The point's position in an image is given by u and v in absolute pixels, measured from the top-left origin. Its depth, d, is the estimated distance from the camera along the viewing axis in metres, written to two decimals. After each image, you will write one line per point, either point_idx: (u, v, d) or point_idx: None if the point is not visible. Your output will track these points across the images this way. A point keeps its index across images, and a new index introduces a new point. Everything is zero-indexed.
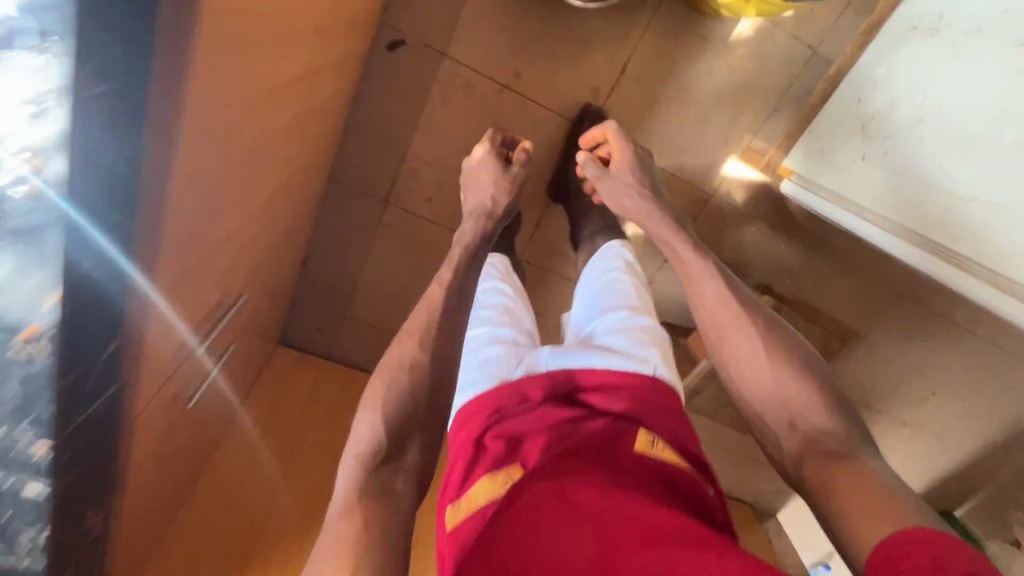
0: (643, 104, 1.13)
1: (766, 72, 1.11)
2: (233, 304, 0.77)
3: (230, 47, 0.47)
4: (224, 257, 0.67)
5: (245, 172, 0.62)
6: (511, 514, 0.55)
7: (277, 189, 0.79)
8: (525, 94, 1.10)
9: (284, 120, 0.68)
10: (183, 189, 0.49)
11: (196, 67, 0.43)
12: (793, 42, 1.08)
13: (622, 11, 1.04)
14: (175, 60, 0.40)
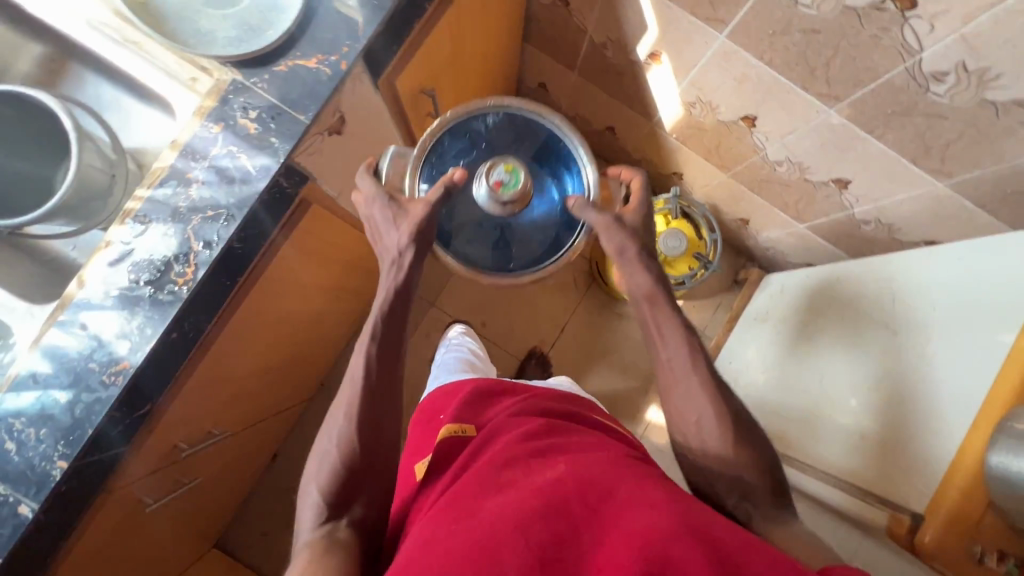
0: (579, 354, 1.46)
1: None
2: (210, 448, 0.88)
3: (307, 256, 0.81)
4: (233, 398, 0.85)
5: (274, 335, 0.86)
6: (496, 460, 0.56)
7: (287, 363, 1.02)
8: (489, 337, 1.46)
9: (309, 313, 0.97)
10: (247, 327, 0.74)
11: (291, 259, 0.75)
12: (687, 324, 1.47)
13: (566, 292, 1.48)
14: (284, 252, 0.72)
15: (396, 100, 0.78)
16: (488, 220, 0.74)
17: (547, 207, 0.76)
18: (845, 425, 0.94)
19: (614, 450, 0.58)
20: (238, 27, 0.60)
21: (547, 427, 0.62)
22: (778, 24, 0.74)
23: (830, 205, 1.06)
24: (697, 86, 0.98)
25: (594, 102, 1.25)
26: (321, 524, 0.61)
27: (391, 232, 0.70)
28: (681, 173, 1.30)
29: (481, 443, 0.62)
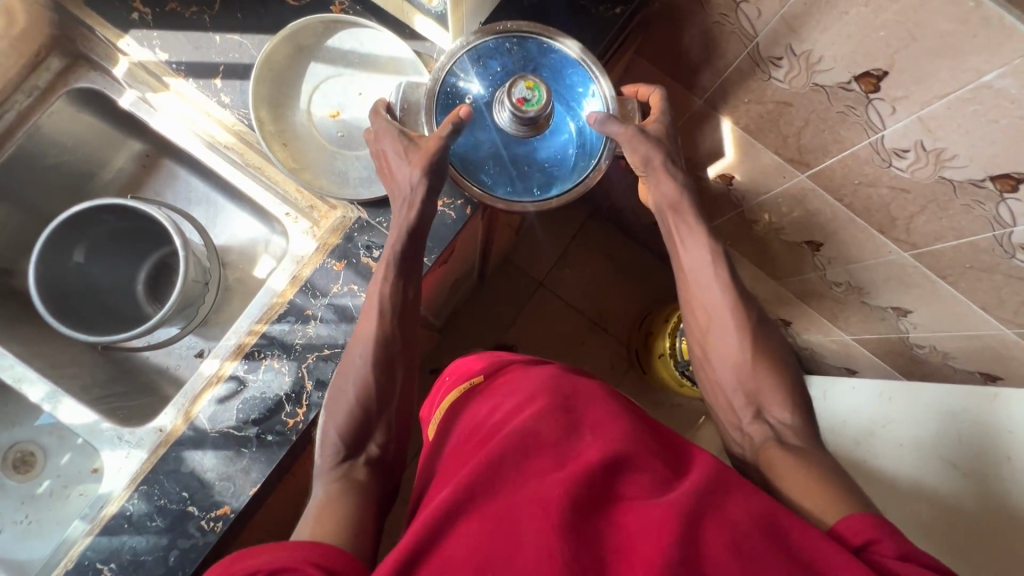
0: None
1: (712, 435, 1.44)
2: None
3: None
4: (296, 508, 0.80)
5: None
6: (512, 416, 0.53)
7: None
8: None
9: None
10: None
11: None
12: None
13: (606, 375, 1.46)
14: None
15: (494, 217, 0.78)
16: (502, 154, 0.63)
17: (570, 132, 0.65)
18: (915, 489, 0.92)
19: (629, 409, 0.57)
20: (370, 168, 0.63)
21: (565, 376, 0.59)
22: (866, 177, 0.77)
23: (883, 326, 1.08)
24: (765, 207, 1.01)
25: None
26: (337, 466, 0.51)
27: (403, 168, 0.57)
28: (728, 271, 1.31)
29: (494, 394, 0.59)
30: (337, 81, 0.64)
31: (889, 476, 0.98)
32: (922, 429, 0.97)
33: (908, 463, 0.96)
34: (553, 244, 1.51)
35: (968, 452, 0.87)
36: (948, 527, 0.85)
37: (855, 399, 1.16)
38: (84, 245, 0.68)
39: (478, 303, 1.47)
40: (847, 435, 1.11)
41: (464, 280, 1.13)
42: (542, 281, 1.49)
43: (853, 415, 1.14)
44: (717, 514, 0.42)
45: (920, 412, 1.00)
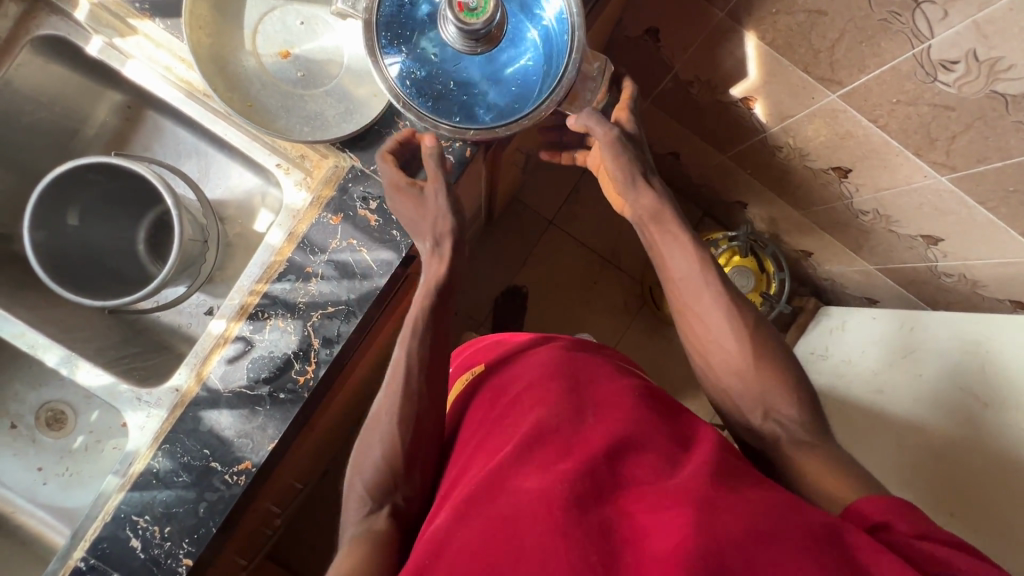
0: None
1: None
2: (290, 505, 0.86)
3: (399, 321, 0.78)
4: (317, 457, 0.83)
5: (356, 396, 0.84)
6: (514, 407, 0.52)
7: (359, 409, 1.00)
8: None
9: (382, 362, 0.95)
10: (340, 400, 0.72)
11: (387, 327, 0.73)
12: None
13: (618, 314, 1.45)
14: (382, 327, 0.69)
15: (495, 161, 0.74)
16: (443, 73, 0.54)
17: (530, 49, 0.55)
18: (932, 417, 0.91)
19: (637, 385, 0.56)
20: (346, 101, 0.58)
21: (572, 357, 0.58)
22: (906, 94, 0.70)
23: (910, 255, 1.03)
24: (790, 132, 0.93)
25: (662, 130, 1.20)
26: (365, 511, 0.50)
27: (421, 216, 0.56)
28: (746, 204, 1.27)
29: (504, 380, 0.58)
30: (272, 16, 0.60)
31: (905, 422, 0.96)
32: (938, 365, 0.95)
33: (922, 401, 0.94)
34: (561, 182, 1.45)
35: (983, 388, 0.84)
36: (943, 466, 0.86)
37: (870, 341, 1.14)
38: (77, 207, 0.66)
39: (487, 245, 1.44)
40: (855, 385, 1.10)
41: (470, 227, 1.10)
42: (552, 220, 1.45)
43: (865, 358, 1.12)
44: (729, 492, 0.41)
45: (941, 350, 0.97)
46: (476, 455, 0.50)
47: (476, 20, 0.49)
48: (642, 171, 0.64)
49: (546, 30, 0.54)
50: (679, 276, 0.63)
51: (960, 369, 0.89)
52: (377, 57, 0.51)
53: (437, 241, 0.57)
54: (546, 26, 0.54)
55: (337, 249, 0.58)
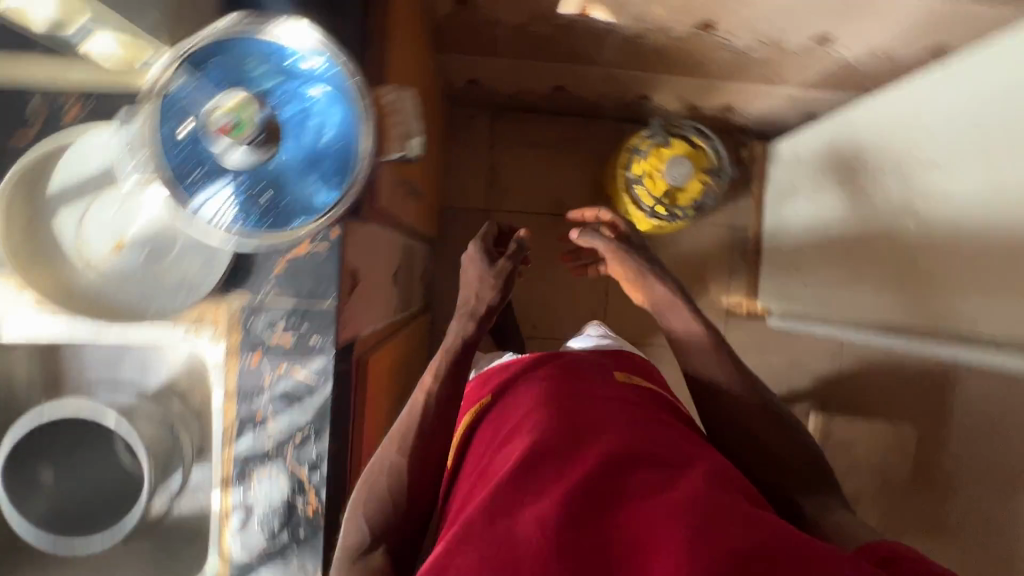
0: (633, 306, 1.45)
1: (711, 251, 1.45)
2: None
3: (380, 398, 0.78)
4: None
5: None
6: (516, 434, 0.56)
7: None
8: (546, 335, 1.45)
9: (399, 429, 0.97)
10: None
11: (369, 411, 0.74)
12: (717, 225, 1.46)
13: None
14: (360, 417, 0.69)
15: (383, 210, 0.72)
16: (251, 189, 0.50)
17: (313, 115, 0.51)
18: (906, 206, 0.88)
19: (636, 411, 0.59)
20: (208, 253, 0.55)
21: (571, 390, 0.61)
22: None
23: (815, 63, 0.98)
24: (639, 19, 0.89)
25: (534, 75, 1.17)
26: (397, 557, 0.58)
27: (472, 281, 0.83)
28: (649, 95, 1.24)
29: (501, 425, 0.62)
30: (88, 205, 0.54)
31: (888, 233, 0.92)
32: (893, 161, 0.91)
33: (894, 204, 0.91)
34: (476, 170, 1.44)
35: (941, 163, 0.80)
36: (904, 259, 0.89)
37: (823, 176, 1.11)
38: (48, 462, 0.64)
39: (444, 263, 1.43)
40: (811, 224, 1.16)
41: (410, 265, 1.10)
42: (487, 209, 1.44)
43: (826, 201, 1.10)
44: (735, 511, 0.43)
45: (888, 144, 0.92)
46: (474, 493, 0.52)
47: (245, 136, 0.46)
48: (650, 267, 0.84)
49: (316, 88, 0.51)
50: (677, 331, 0.77)
51: (893, 162, 0.91)
52: (181, 211, 0.49)
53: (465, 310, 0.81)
54: (317, 85, 0.51)
55: (275, 385, 0.58)
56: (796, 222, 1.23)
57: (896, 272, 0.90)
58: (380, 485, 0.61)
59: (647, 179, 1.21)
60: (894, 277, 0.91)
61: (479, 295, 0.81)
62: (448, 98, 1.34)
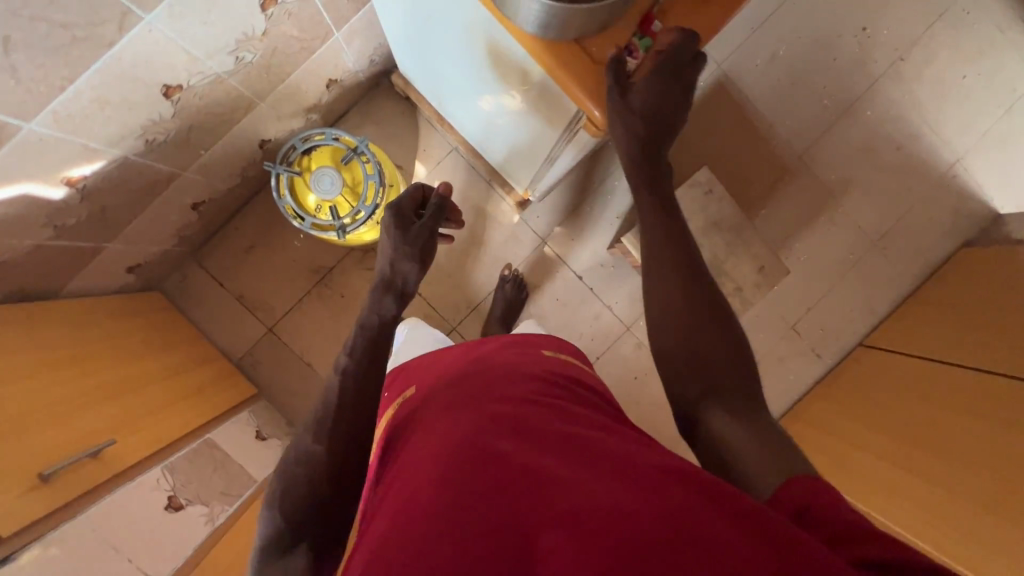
0: (446, 281, 1.45)
1: (455, 186, 1.42)
2: None
3: None
4: None
5: None
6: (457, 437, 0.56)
7: None
8: None
9: None
10: None
11: None
12: (440, 162, 1.42)
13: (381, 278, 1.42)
14: None
15: (39, 517, 0.69)
16: None
17: None
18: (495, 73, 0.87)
19: (540, 393, 0.66)
20: None
21: (481, 390, 0.67)
22: (19, 76, 0.62)
23: (307, 16, 0.93)
24: (121, 141, 0.84)
25: (157, 223, 1.13)
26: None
27: (388, 245, 0.90)
28: (265, 137, 1.18)
29: (409, 438, 0.66)
30: None
31: (524, 108, 0.93)
32: (469, 53, 0.90)
33: (503, 82, 0.90)
34: (232, 310, 1.41)
35: (484, 26, 0.79)
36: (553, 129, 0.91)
37: (456, 100, 1.13)
38: None
39: (282, 397, 1.41)
40: (470, 115, 1.14)
41: (216, 454, 1.08)
42: (270, 327, 1.42)
43: (475, 114, 1.12)
44: (613, 464, 0.50)
45: (450, 41, 0.91)
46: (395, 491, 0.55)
47: None
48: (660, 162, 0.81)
49: None
50: None
51: (473, 63, 0.93)
52: None
53: (378, 296, 0.87)
54: None
55: None
56: (487, 154, 1.27)
57: (555, 144, 0.93)
58: (297, 480, 0.68)
59: (318, 207, 1.15)
60: (559, 148, 0.93)
61: (395, 266, 0.88)
62: (140, 288, 1.30)
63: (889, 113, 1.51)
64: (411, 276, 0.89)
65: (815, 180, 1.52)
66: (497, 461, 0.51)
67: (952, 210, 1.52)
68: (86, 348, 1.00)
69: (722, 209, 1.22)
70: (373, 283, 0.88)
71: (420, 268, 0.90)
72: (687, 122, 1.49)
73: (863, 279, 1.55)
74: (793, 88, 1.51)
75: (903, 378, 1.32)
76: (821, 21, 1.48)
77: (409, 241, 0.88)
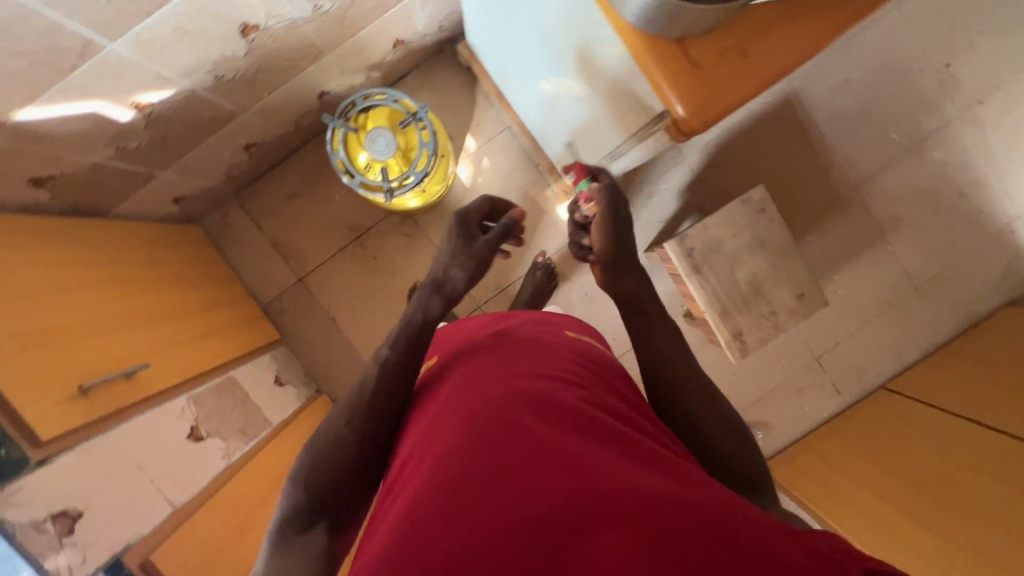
0: None
1: (502, 165, 1.41)
2: None
3: None
4: None
5: None
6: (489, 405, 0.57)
7: None
8: None
9: None
10: None
11: None
12: (491, 140, 1.41)
13: (415, 246, 1.42)
14: None
15: (75, 427, 0.72)
16: None
17: None
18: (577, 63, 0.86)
19: (568, 373, 0.66)
20: None
21: (506, 361, 0.67)
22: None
23: None
24: (191, 74, 0.84)
25: (208, 159, 1.14)
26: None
27: (445, 252, 0.85)
28: (325, 89, 1.18)
29: (432, 399, 0.68)
30: None
31: (593, 102, 0.92)
32: (553, 38, 0.89)
33: (582, 74, 0.89)
34: (267, 255, 1.43)
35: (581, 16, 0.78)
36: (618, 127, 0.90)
37: (522, 79, 1.12)
38: None
39: (303, 347, 1.44)
40: (534, 95, 1.13)
41: (237, 393, 1.10)
42: (301, 278, 1.43)
43: (538, 95, 1.11)
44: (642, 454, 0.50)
45: (533, 21, 0.90)
46: (418, 452, 0.58)
47: None
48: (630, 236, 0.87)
49: None
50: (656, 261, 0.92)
51: (552, 47, 0.92)
52: None
53: (427, 298, 0.82)
54: None
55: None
56: (542, 138, 1.26)
57: (618, 146, 0.93)
58: (325, 460, 0.69)
59: (368, 166, 1.15)
60: (620, 150, 0.94)
61: (447, 271, 0.84)
62: (181, 220, 1.32)
63: (957, 156, 1.45)
64: (462, 286, 0.84)
65: (867, 214, 1.48)
66: (524, 433, 0.52)
67: (1003, 266, 1.48)
68: (129, 271, 1.02)
69: (770, 230, 1.19)
70: (424, 283, 0.85)
71: (473, 279, 0.86)
72: (746, 136, 1.46)
73: (897, 323, 1.52)
74: (861, 117, 1.46)
75: (923, 425, 1.30)
76: (903, 51, 1.43)
77: (469, 253, 0.84)
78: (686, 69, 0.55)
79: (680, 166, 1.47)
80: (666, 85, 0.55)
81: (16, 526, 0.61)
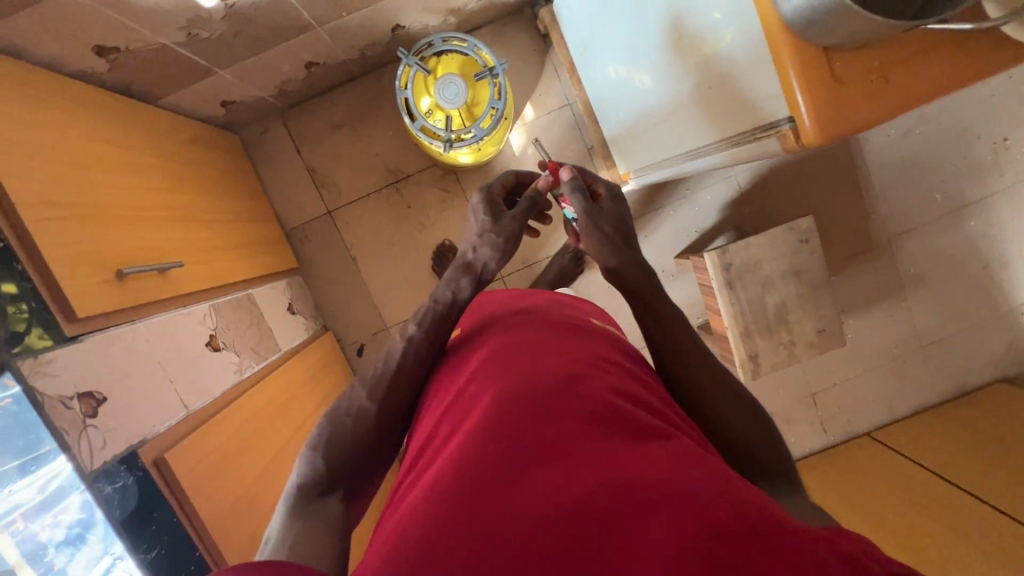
0: None
1: (555, 141, 1.39)
2: None
3: (227, 464, 0.80)
4: None
5: None
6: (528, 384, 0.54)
7: None
8: None
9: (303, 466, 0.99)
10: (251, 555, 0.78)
11: (211, 485, 0.76)
12: (549, 114, 1.38)
13: (452, 203, 1.40)
14: (196, 496, 0.72)
15: (106, 311, 0.70)
16: None
17: None
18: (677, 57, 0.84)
19: (609, 364, 0.63)
20: None
21: (540, 343, 0.65)
22: None
23: None
24: None
25: (269, 68, 1.10)
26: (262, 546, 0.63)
27: (471, 230, 0.81)
28: (401, 22, 1.13)
29: (463, 373, 0.65)
30: None
31: (678, 98, 0.91)
32: (656, 25, 0.87)
33: (675, 67, 0.88)
34: (300, 181, 1.39)
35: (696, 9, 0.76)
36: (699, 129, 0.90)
37: (604, 59, 1.10)
38: None
39: (318, 281, 1.41)
40: (612, 78, 1.11)
41: (254, 311, 1.08)
42: (330, 211, 1.40)
43: (618, 79, 1.09)
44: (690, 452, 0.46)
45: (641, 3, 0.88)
46: (447, 429, 0.55)
47: None
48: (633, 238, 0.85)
49: None
50: None
51: (650, 34, 0.90)
52: None
53: (455, 278, 0.79)
54: None
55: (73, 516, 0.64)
56: (606, 124, 1.25)
57: (695, 149, 0.93)
58: (345, 430, 0.69)
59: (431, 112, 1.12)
60: (696, 152, 0.94)
61: (476, 250, 0.79)
62: (222, 125, 1.27)
63: (990, 230, 1.48)
64: (494, 266, 0.79)
65: (893, 267, 1.51)
66: (565, 419, 0.49)
67: (1005, 344, 1.52)
68: (168, 164, 0.98)
69: (808, 262, 1.20)
70: (452, 263, 0.81)
71: (505, 258, 0.81)
72: (797, 166, 1.46)
73: (894, 377, 1.56)
74: (911, 172, 1.47)
75: (901, 474, 1.34)
76: (967, 116, 1.43)
77: (499, 230, 0.79)
78: (823, 79, 0.56)
79: (728, 180, 1.46)
80: (798, 88, 0.56)
81: (46, 397, 0.60)
